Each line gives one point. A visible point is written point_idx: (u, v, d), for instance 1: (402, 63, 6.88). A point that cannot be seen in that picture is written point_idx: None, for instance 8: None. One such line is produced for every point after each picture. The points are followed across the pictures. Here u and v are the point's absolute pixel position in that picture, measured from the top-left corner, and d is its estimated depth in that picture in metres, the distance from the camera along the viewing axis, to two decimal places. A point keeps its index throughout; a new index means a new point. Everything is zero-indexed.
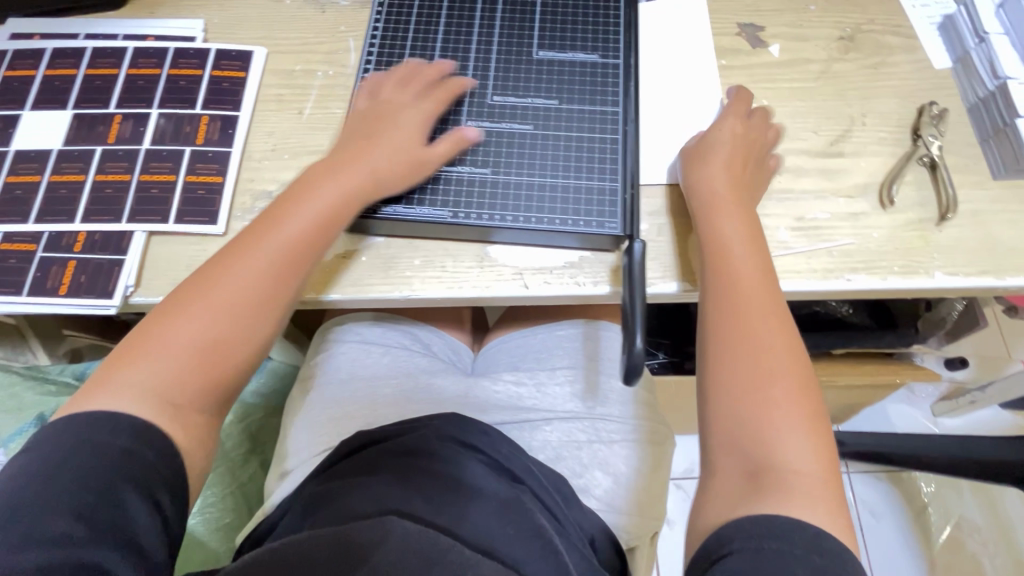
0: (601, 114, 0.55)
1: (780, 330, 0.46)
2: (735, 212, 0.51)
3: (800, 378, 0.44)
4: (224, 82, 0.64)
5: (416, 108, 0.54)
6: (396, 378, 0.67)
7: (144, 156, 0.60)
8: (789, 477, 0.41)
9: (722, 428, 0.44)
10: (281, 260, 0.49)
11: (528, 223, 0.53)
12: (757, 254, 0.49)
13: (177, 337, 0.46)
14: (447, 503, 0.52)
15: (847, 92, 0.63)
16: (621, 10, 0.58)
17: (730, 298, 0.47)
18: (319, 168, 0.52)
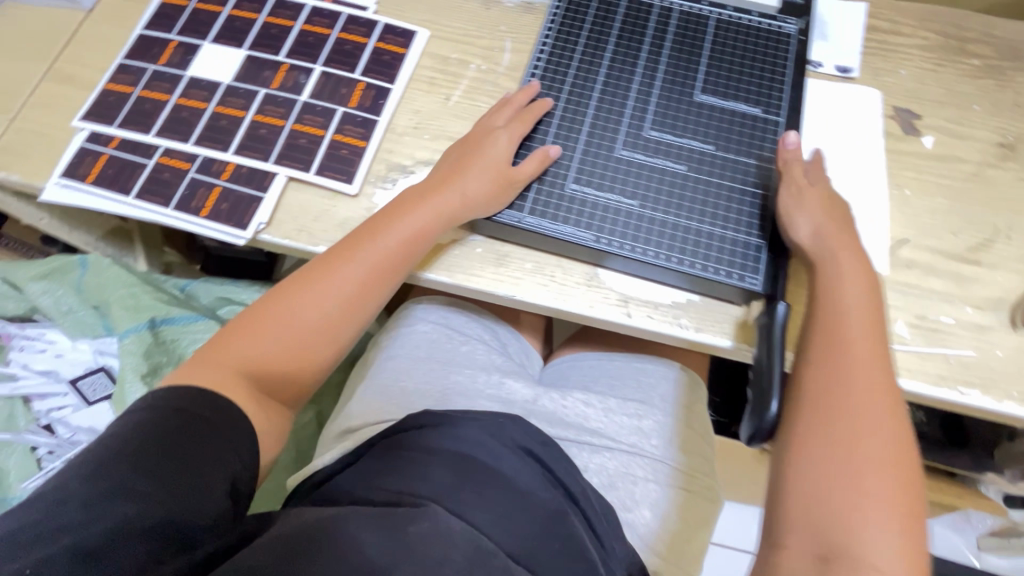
0: (754, 169, 0.56)
1: (889, 414, 0.43)
2: (855, 263, 0.48)
3: (900, 466, 0.41)
4: (385, 54, 0.67)
5: (507, 130, 0.57)
6: (470, 369, 0.68)
7: (300, 107, 0.64)
8: (863, 564, 0.39)
9: (801, 496, 0.42)
10: (381, 261, 0.54)
11: (663, 261, 0.53)
12: (872, 317, 0.46)
13: (285, 324, 0.52)
14: (495, 504, 0.52)
15: (997, 202, 0.60)
16: (788, 70, 0.61)
17: (831, 361, 0.45)
18: (417, 189, 0.56)
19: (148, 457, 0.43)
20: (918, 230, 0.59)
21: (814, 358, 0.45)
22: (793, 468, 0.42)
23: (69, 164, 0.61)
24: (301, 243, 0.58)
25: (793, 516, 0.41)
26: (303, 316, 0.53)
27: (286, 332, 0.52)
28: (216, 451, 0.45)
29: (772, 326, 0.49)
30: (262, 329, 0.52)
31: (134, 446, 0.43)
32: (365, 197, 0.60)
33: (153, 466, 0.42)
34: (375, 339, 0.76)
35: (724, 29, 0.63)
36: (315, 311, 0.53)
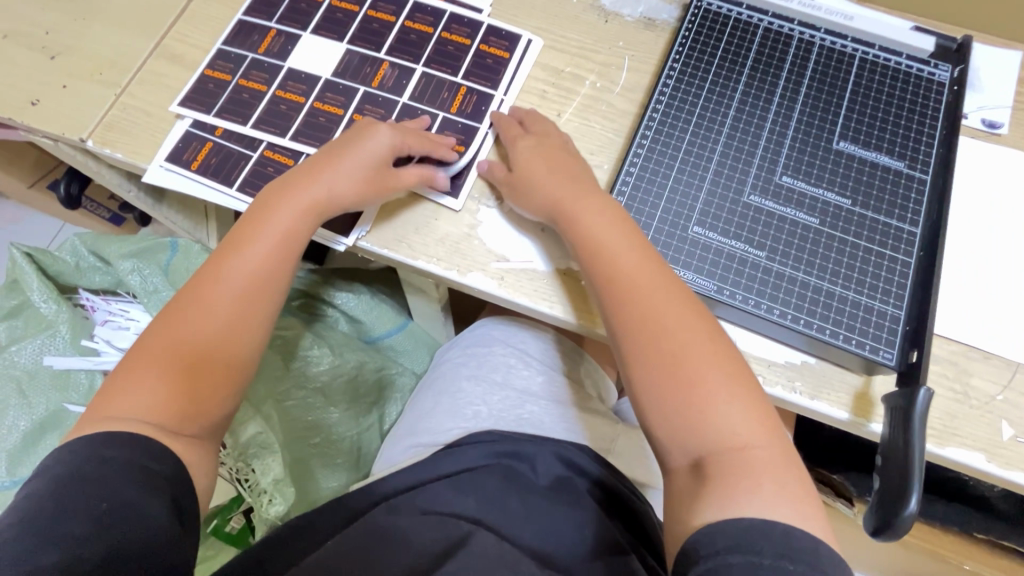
0: (896, 230, 0.52)
1: (689, 321, 0.46)
2: (584, 188, 0.52)
3: (728, 369, 0.44)
4: (488, 58, 0.64)
5: (390, 131, 0.55)
6: (546, 400, 0.66)
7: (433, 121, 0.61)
8: (737, 455, 0.41)
9: (675, 429, 0.44)
10: (265, 256, 0.52)
11: (788, 320, 0.50)
12: (628, 231, 0.50)
13: (183, 327, 0.49)
14: (543, 516, 0.53)
15: None
16: (938, 123, 0.56)
17: (626, 290, 0.47)
18: (275, 190, 0.54)
19: (76, 494, 0.40)
20: None
21: (611, 290, 0.48)
22: (663, 428, 0.44)
23: (173, 149, 0.60)
24: (400, 256, 0.57)
25: (684, 445, 0.43)
26: (208, 316, 0.49)
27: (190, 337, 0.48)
28: (154, 451, 0.44)
29: (909, 411, 0.45)
30: (161, 343, 0.48)
31: (60, 490, 0.40)
32: (468, 213, 0.58)
33: (86, 502, 0.40)
34: (446, 355, 0.75)
35: (869, 70, 0.58)
36: (214, 301, 0.50)
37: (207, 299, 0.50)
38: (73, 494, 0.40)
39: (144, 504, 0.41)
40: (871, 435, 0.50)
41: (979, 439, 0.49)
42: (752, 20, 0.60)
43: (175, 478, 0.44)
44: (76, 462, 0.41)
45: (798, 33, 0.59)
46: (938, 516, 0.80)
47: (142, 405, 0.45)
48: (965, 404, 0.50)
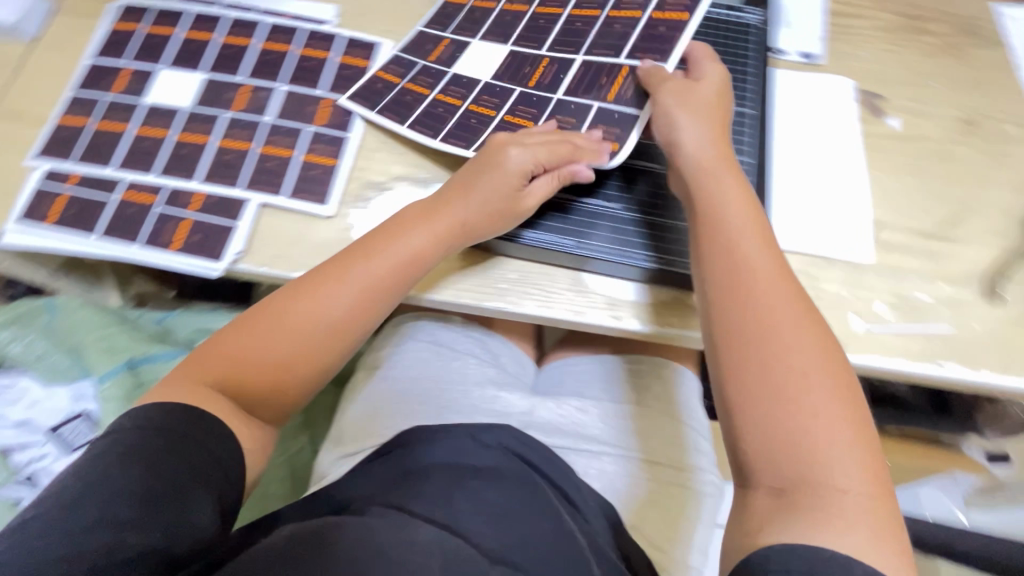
0: (730, 163, 0.59)
1: (813, 332, 0.43)
2: (733, 181, 0.51)
3: (838, 380, 0.41)
4: (427, 47, 0.66)
5: (528, 150, 0.55)
6: (461, 385, 0.68)
7: (461, 117, 0.61)
8: (832, 491, 0.38)
9: (767, 445, 0.40)
10: (367, 281, 0.52)
11: (646, 263, 0.56)
12: (745, 230, 0.48)
13: (254, 330, 0.51)
14: (491, 506, 0.54)
15: (963, 177, 0.62)
16: (750, 59, 0.64)
17: (748, 297, 0.45)
18: (416, 210, 0.56)
19: (133, 478, 0.41)
20: (891, 211, 0.60)
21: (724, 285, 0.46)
22: (745, 432, 0.41)
23: (28, 207, 0.59)
24: (278, 271, 0.57)
25: (759, 452, 0.40)
26: (273, 324, 0.51)
27: (256, 350, 0.50)
28: (213, 446, 0.45)
29: None
30: (242, 347, 0.50)
31: (122, 463, 0.41)
32: (341, 217, 0.59)
33: (140, 491, 0.41)
34: (365, 361, 0.75)
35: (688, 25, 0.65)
36: (287, 313, 0.51)
37: (285, 308, 0.52)
38: (130, 477, 0.41)
39: (198, 504, 0.42)
40: None
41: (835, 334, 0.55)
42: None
43: (227, 478, 0.46)
44: (139, 439, 0.43)
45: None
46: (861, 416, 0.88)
47: (199, 386, 0.48)
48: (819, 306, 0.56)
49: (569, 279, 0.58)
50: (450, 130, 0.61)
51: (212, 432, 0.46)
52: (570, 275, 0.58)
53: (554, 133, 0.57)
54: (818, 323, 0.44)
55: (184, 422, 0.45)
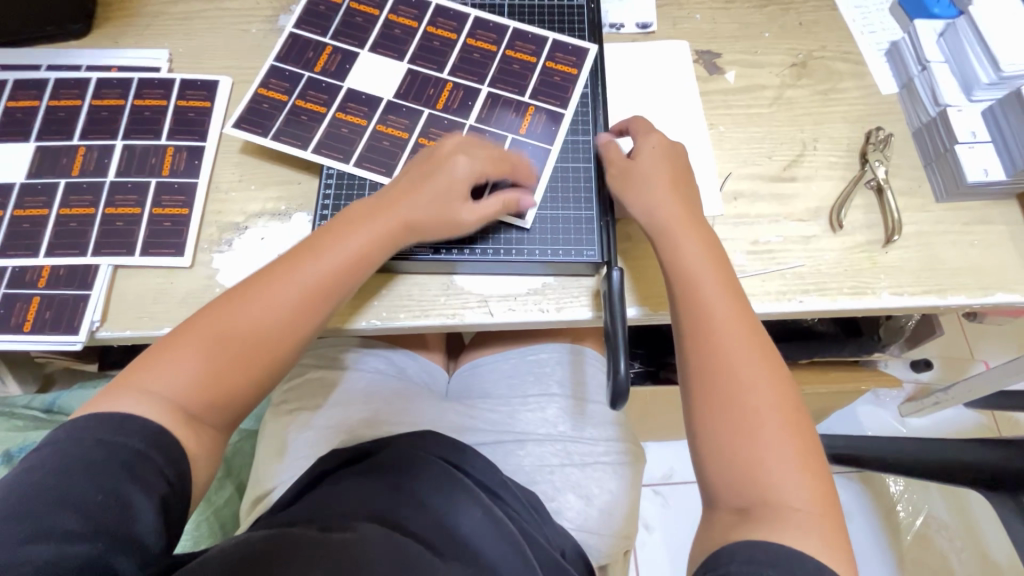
0: (574, 143, 0.61)
1: (764, 362, 0.45)
2: (698, 242, 0.50)
3: (789, 410, 0.43)
4: (310, 55, 0.64)
5: (472, 161, 0.54)
6: (368, 404, 0.69)
7: (331, 127, 0.60)
8: (788, 511, 0.39)
9: (723, 477, 0.42)
10: (322, 280, 0.51)
11: (512, 255, 0.56)
12: (722, 279, 0.48)
13: (210, 331, 0.48)
14: (420, 512, 0.56)
15: (799, 118, 0.65)
16: (586, 34, 0.66)
17: (710, 341, 0.45)
18: (363, 208, 0.54)
19: (74, 487, 0.39)
20: (737, 162, 0.63)
21: (690, 340, 0.46)
22: (706, 463, 0.43)
23: None
24: (143, 331, 0.56)
25: (720, 479, 0.42)
26: (232, 322, 0.49)
27: (222, 334, 0.48)
28: (159, 448, 0.43)
29: (610, 291, 0.52)
30: (202, 334, 0.48)
31: (63, 473, 0.40)
32: (202, 265, 0.58)
33: (83, 501, 0.39)
34: (272, 400, 0.74)
35: (523, 11, 0.67)
36: (243, 316, 0.49)
37: (243, 308, 0.49)
38: (71, 487, 0.39)
39: (144, 508, 0.40)
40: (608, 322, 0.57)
41: None
42: (463, 11, 0.66)
43: (179, 482, 0.44)
44: (81, 446, 0.41)
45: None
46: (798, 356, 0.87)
47: (161, 386, 0.46)
48: None
49: (441, 284, 0.58)
50: (319, 141, 0.60)
51: (162, 439, 0.43)
52: (442, 280, 0.58)
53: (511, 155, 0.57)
54: (773, 356, 0.45)
55: (135, 430, 0.43)
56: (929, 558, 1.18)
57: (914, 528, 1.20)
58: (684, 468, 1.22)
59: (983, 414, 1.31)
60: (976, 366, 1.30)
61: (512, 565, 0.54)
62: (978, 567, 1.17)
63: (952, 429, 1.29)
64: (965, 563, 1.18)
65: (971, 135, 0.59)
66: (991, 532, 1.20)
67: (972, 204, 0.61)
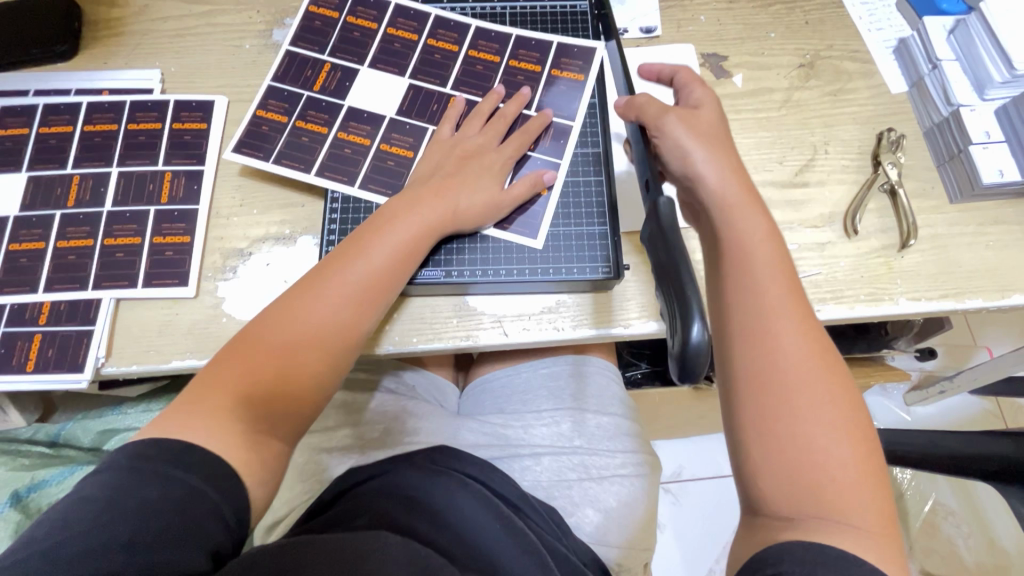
0: (583, 156, 0.60)
1: (827, 371, 0.40)
2: (760, 232, 0.44)
3: (852, 423, 0.40)
4: (309, 73, 0.62)
5: (501, 152, 0.57)
6: (381, 423, 0.68)
7: (333, 148, 0.59)
8: (839, 516, 0.37)
9: (776, 480, 0.38)
10: (372, 277, 0.50)
11: (525, 275, 0.56)
12: (782, 276, 0.44)
13: (270, 340, 0.47)
14: (445, 523, 0.56)
15: (810, 120, 0.64)
16: (591, 38, 0.65)
17: (768, 331, 0.41)
18: (402, 201, 0.53)
19: (113, 521, 0.37)
20: (748, 169, 0.62)
21: (746, 336, 0.41)
22: (755, 462, 0.39)
23: None
24: (150, 365, 0.54)
25: (771, 485, 0.38)
26: (284, 326, 0.47)
27: (273, 340, 0.47)
28: (196, 470, 0.40)
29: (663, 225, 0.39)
30: (253, 346, 0.46)
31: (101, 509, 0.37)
32: (207, 294, 0.57)
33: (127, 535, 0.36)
34: None
35: (525, 18, 0.65)
36: (303, 319, 0.47)
37: (301, 313, 0.48)
38: (111, 522, 0.37)
39: (185, 536, 0.38)
40: (623, 337, 0.56)
41: None
42: (464, 21, 0.64)
43: (222, 500, 0.40)
44: (117, 479, 0.39)
45: (481, 7, 0.66)
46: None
47: (224, 404, 0.44)
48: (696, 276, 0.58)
49: (451, 305, 0.57)
50: (323, 164, 0.59)
51: (212, 474, 0.40)
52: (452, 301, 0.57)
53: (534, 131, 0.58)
54: (835, 364, 0.41)
55: (176, 455, 0.40)
56: (938, 545, 1.19)
57: (923, 518, 1.21)
58: (694, 466, 1.22)
59: (987, 400, 1.32)
60: (979, 353, 1.30)
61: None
62: (987, 554, 1.18)
63: (957, 416, 1.30)
64: (973, 549, 1.19)
65: (985, 135, 0.59)
66: (999, 520, 1.20)
67: (987, 204, 0.60)
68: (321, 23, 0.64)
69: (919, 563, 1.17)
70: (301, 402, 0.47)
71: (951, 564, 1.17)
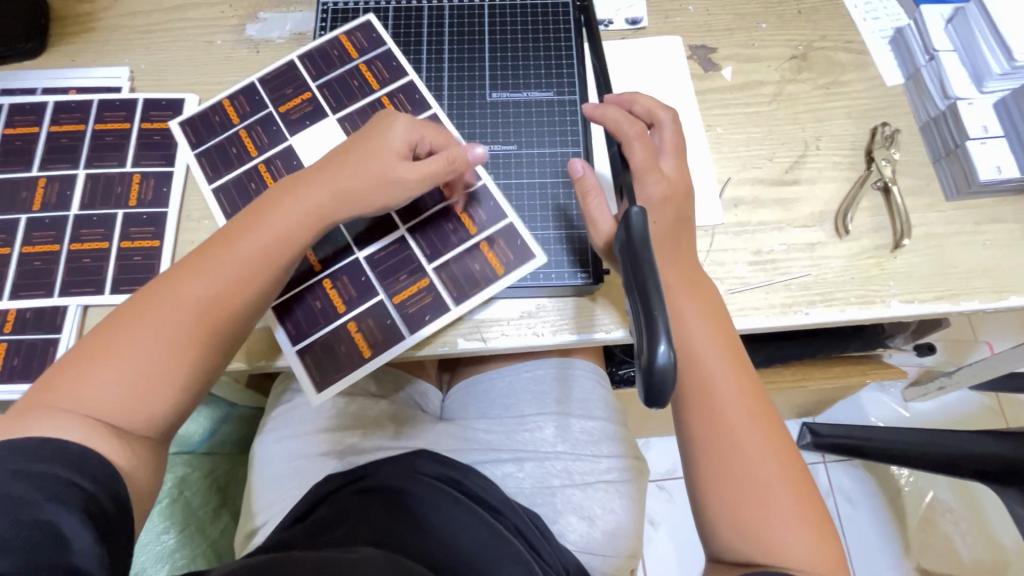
0: (564, 156, 0.59)
1: (770, 435, 0.44)
2: (701, 310, 0.47)
3: (797, 475, 0.43)
4: (287, 92, 0.60)
5: (403, 121, 0.51)
6: (361, 429, 0.67)
7: (244, 176, 0.57)
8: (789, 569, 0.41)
9: (730, 540, 0.42)
10: (238, 267, 0.46)
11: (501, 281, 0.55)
12: (726, 352, 0.46)
13: (124, 336, 0.43)
14: (425, 533, 0.55)
15: (801, 115, 0.62)
16: (572, 49, 0.63)
17: (712, 406, 0.44)
18: (284, 185, 0.49)
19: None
20: (736, 166, 0.60)
21: (696, 414, 0.44)
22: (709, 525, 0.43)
23: None
24: None
25: (728, 544, 0.42)
26: (142, 319, 0.43)
27: (131, 337, 0.42)
28: (91, 474, 0.38)
29: (633, 238, 0.38)
30: (104, 339, 0.43)
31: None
32: None
33: (8, 538, 0.33)
34: (261, 428, 0.71)
35: (503, 31, 0.63)
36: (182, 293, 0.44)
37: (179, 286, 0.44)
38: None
39: (80, 533, 0.35)
40: (603, 343, 0.55)
41: None
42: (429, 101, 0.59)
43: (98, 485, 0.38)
44: None
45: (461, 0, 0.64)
46: (803, 356, 0.85)
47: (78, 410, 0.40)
48: None
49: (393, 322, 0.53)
50: (226, 184, 0.57)
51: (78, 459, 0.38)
52: (394, 317, 0.53)
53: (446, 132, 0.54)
54: (779, 431, 0.45)
55: (60, 457, 0.38)
56: (935, 543, 1.18)
57: (920, 515, 1.20)
58: None
59: (987, 395, 1.30)
60: (979, 348, 1.27)
61: None
62: (984, 551, 1.17)
63: (956, 412, 1.28)
64: (971, 547, 1.17)
65: (983, 130, 0.56)
66: (997, 517, 1.19)
67: (985, 201, 0.58)
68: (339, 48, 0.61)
69: (915, 561, 1.16)
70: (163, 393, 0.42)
71: (948, 562, 1.16)
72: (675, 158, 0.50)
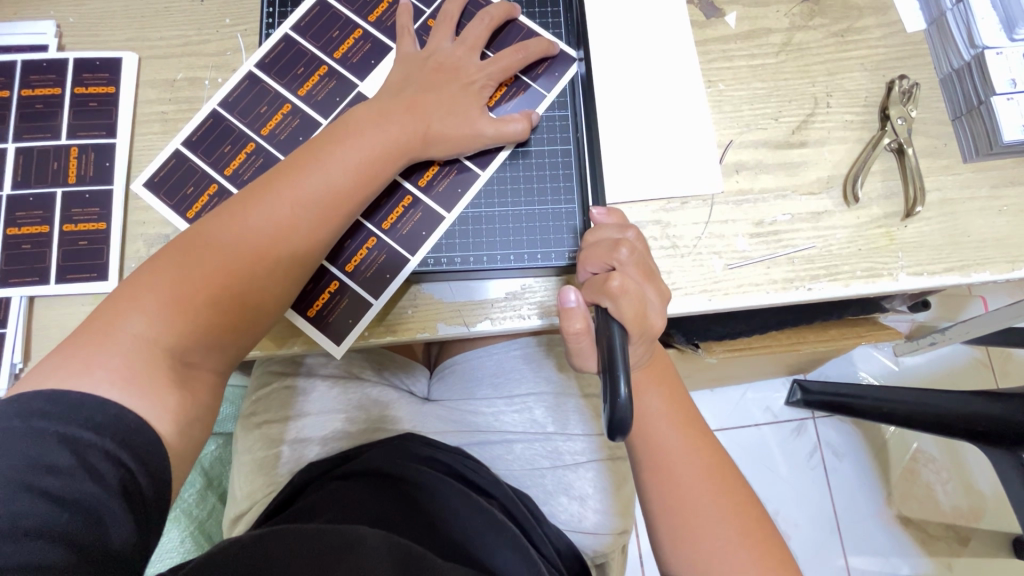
0: (550, 120, 0.54)
1: (724, 491, 0.47)
2: (657, 383, 0.50)
3: (757, 527, 0.46)
4: (334, 35, 0.55)
5: (479, 70, 0.51)
6: (344, 412, 0.64)
7: (273, 95, 0.53)
8: None
9: None
10: (325, 195, 0.44)
11: (483, 263, 0.51)
12: (684, 425, 0.49)
13: (202, 260, 0.41)
14: (416, 515, 0.52)
15: (812, 67, 0.56)
16: None
17: (667, 475, 0.47)
18: (368, 111, 0.48)
19: (29, 506, 0.31)
20: (739, 127, 0.55)
21: (655, 482, 0.48)
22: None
23: None
24: None
25: None
26: (218, 242, 0.42)
27: (214, 260, 0.42)
28: (131, 447, 0.35)
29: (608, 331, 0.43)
30: (182, 267, 0.41)
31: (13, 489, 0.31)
32: None
33: (46, 521, 0.31)
34: (241, 411, 0.69)
35: None
36: (241, 232, 0.42)
37: (241, 226, 0.43)
38: (23, 505, 0.31)
39: (119, 519, 0.33)
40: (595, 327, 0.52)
41: (696, 282, 0.51)
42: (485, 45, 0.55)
43: (138, 463, 0.35)
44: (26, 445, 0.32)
45: None
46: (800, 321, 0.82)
47: (150, 344, 0.39)
48: (677, 255, 0.52)
49: (351, 290, 0.50)
50: (259, 83, 0.54)
51: (121, 434, 0.35)
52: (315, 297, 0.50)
53: (505, 61, 0.51)
54: (737, 488, 0.47)
55: (100, 427, 0.35)
56: (916, 492, 1.21)
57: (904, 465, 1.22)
58: None
59: (976, 349, 1.30)
60: (973, 302, 1.26)
61: (512, 559, 0.51)
62: (963, 499, 1.21)
63: (945, 366, 1.28)
64: (950, 494, 1.21)
65: (1010, 83, 0.51)
66: (978, 468, 1.22)
67: (1005, 162, 0.53)
68: (345, 38, 0.55)
69: (896, 509, 1.20)
70: (239, 329, 0.43)
71: (927, 509, 1.20)
72: (655, 292, 0.45)
